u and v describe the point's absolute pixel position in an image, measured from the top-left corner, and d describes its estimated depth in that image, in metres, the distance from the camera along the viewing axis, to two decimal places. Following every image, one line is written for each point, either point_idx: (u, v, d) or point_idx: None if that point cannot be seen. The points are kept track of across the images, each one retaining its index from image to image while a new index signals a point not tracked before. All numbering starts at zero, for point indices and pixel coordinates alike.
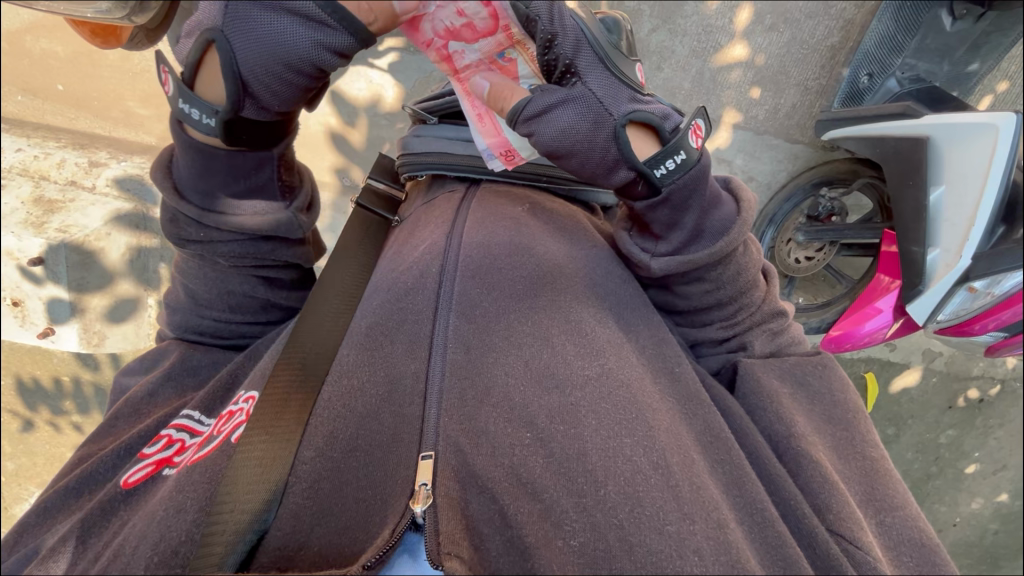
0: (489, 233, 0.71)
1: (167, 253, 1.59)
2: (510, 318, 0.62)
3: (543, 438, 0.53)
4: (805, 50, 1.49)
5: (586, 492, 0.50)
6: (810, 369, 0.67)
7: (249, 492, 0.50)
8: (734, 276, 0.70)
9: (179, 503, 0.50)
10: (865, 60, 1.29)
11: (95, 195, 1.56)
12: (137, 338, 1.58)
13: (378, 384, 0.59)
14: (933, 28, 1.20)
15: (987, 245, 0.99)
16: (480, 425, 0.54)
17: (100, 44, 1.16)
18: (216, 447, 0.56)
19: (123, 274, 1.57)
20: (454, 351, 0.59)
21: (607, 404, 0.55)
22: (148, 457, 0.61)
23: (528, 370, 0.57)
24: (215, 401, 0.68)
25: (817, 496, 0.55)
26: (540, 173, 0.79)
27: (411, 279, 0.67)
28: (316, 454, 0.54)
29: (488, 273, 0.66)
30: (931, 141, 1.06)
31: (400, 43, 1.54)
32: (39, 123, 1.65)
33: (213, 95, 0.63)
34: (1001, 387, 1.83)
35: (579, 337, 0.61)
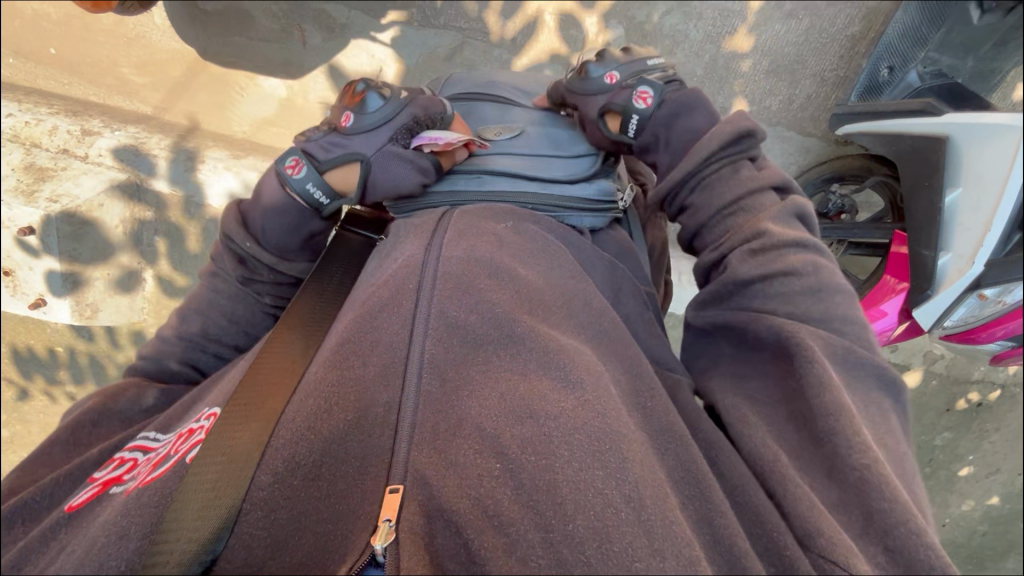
0: (466, 247, 0.58)
1: (161, 226, 1.58)
2: (487, 345, 0.50)
3: (512, 469, 0.42)
4: (826, 38, 1.43)
5: (554, 525, 0.39)
6: (813, 270, 0.59)
7: (197, 519, 0.41)
8: (733, 197, 0.72)
9: (121, 528, 0.41)
10: (886, 53, 1.24)
11: (87, 164, 1.52)
12: (130, 311, 1.63)
13: (343, 404, 0.47)
14: (961, 21, 1.14)
15: (1001, 252, 0.95)
16: (448, 455, 0.43)
17: (91, 8, 1.12)
18: (170, 466, 0.47)
19: (122, 247, 1.56)
20: (428, 378, 0.48)
21: (581, 434, 0.43)
22: (96, 479, 0.51)
23: (502, 398, 0.46)
24: (175, 419, 0.60)
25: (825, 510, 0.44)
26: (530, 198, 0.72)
27: (383, 291, 0.55)
28: (274, 479, 0.44)
29: (464, 291, 0.53)
30: (949, 141, 1.02)
31: (402, 17, 1.51)
32: (30, 87, 1.61)
33: (342, 187, 0.76)
34: (1001, 392, 1.81)
35: (555, 367, 0.48)
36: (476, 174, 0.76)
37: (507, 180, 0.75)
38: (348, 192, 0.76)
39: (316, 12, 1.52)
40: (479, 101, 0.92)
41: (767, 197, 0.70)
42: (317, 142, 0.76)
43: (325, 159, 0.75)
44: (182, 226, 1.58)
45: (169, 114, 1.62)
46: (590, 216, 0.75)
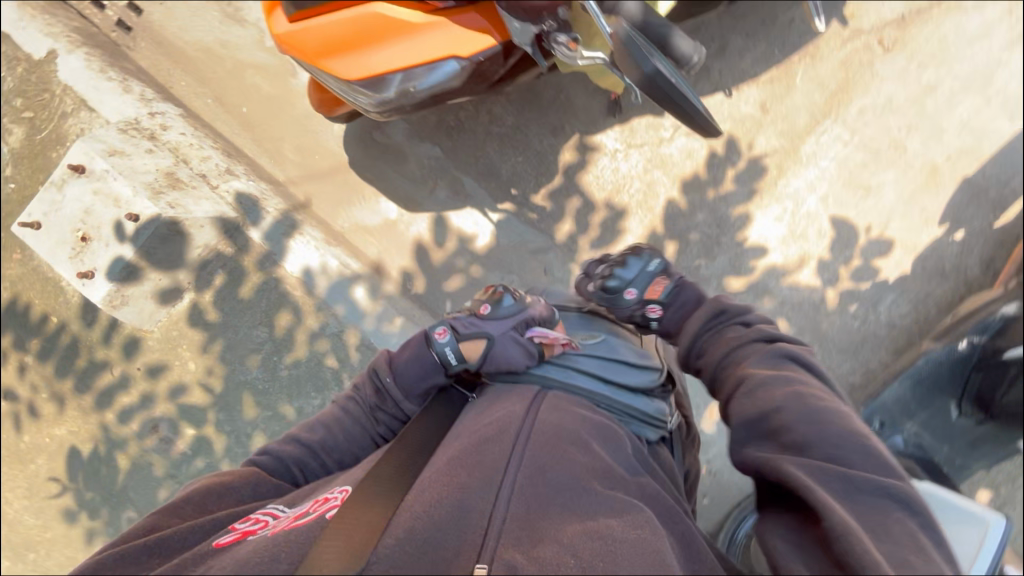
0: (559, 417, 0.83)
1: (229, 265, 1.75)
2: (568, 480, 0.70)
3: (582, 565, 0.58)
4: (828, 376, 1.71)
5: None
6: (810, 417, 0.75)
7: (336, 558, 0.56)
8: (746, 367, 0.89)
9: (273, 553, 0.59)
10: (880, 409, 1.44)
11: (212, 193, 1.76)
12: (148, 319, 1.74)
13: (453, 503, 0.66)
14: (943, 411, 1.42)
15: None
16: (536, 552, 0.60)
17: (316, 108, 1.45)
18: (312, 518, 0.66)
19: (186, 267, 1.74)
20: (519, 497, 0.68)
21: (641, 560, 0.60)
22: (236, 529, 0.69)
23: (576, 526, 0.64)
24: (297, 498, 0.79)
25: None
26: (596, 397, 0.95)
27: (490, 431, 0.78)
28: (398, 540, 0.60)
29: (557, 442, 0.76)
30: (929, 493, 1.12)
31: (513, 208, 1.84)
32: (207, 122, 1.88)
33: (468, 354, 0.99)
34: None
35: (621, 512, 0.66)
36: (564, 370, 0.99)
37: (587, 380, 0.98)
38: (474, 358, 0.99)
39: (453, 177, 1.85)
40: (569, 315, 1.21)
41: (752, 348, 0.92)
42: (461, 319, 1.02)
43: (465, 330, 1.00)
44: (247, 274, 1.76)
45: (294, 188, 1.87)
46: (648, 427, 0.96)
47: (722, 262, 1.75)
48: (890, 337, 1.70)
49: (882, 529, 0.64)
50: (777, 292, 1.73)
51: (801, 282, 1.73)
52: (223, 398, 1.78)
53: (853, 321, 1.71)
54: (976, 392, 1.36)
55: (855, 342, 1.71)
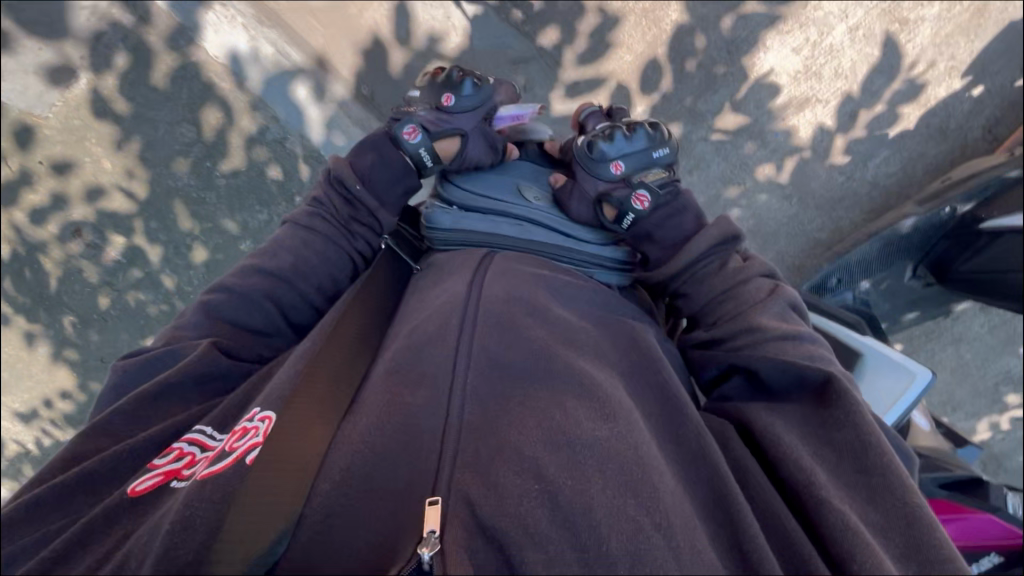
0: (507, 287, 0.77)
1: (130, 37, 1.44)
2: (524, 377, 0.66)
3: (550, 490, 0.55)
4: (797, 230, 1.69)
5: (589, 546, 0.52)
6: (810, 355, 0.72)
7: (257, 525, 0.53)
8: (736, 305, 0.84)
9: (188, 519, 0.54)
10: (840, 266, 1.46)
11: None
12: (32, 100, 1.45)
13: (395, 434, 0.61)
14: (898, 273, 1.45)
15: None
16: (491, 476, 0.56)
17: None
18: (230, 464, 0.59)
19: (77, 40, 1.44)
20: (470, 407, 0.63)
21: (610, 467, 0.57)
22: (158, 467, 0.64)
23: (540, 428, 0.60)
24: (225, 418, 0.70)
25: (848, 538, 0.54)
26: (555, 252, 0.90)
27: (431, 329, 0.72)
28: (332, 486, 0.57)
29: (510, 329, 0.71)
30: (865, 349, 1.22)
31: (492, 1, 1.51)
32: None
33: (441, 151, 1.00)
34: None
35: (591, 400, 0.63)
36: (514, 219, 0.93)
37: (540, 231, 0.92)
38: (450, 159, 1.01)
39: None
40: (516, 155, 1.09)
41: (758, 286, 0.85)
42: (427, 114, 0.99)
43: (436, 130, 0.98)
44: (153, 49, 1.45)
45: None
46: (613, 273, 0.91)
47: (722, 96, 1.57)
48: (868, 198, 1.65)
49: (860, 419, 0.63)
50: (771, 135, 1.60)
51: (800, 126, 1.60)
52: (150, 206, 1.56)
53: (837, 177, 1.64)
54: (938, 256, 1.39)
55: (833, 198, 1.66)
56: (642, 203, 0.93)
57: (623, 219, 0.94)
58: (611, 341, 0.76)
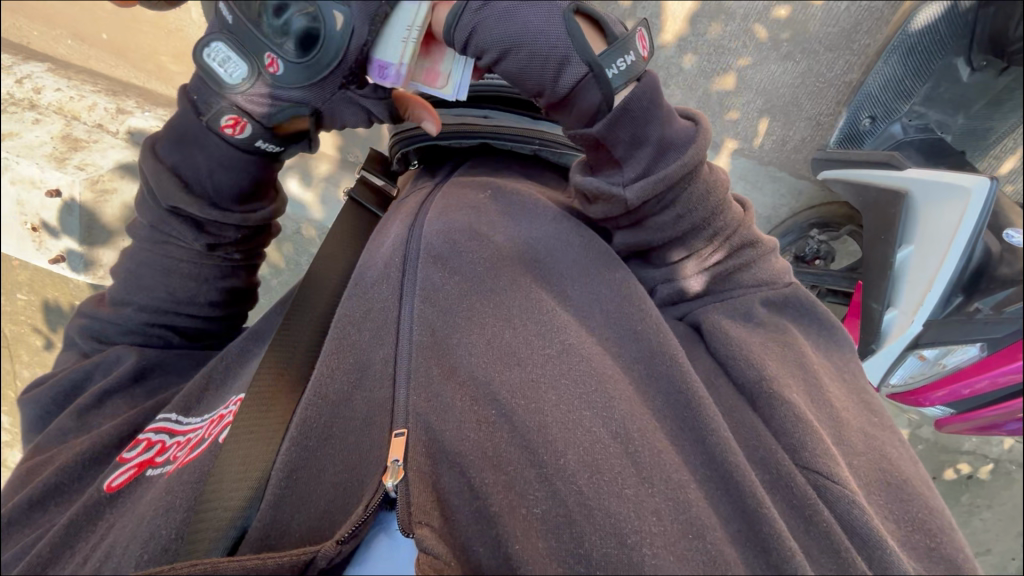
0: (448, 220, 0.71)
1: None
2: (471, 296, 0.64)
3: (506, 414, 0.55)
4: (818, 84, 1.45)
5: (546, 462, 0.52)
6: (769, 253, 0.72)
7: (234, 493, 0.52)
8: (703, 196, 0.68)
9: (169, 502, 0.54)
10: (867, 101, 1.21)
11: (117, 140, 1.69)
12: None
13: (348, 369, 0.61)
14: (948, 76, 1.15)
15: (940, 313, 0.93)
16: (444, 401, 0.57)
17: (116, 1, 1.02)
18: (206, 448, 0.58)
19: (121, 231, 1.65)
20: (419, 333, 0.61)
21: (566, 379, 0.57)
22: (129, 461, 0.64)
23: (489, 349, 0.60)
24: (190, 399, 0.69)
25: (788, 436, 0.55)
26: (530, 137, 0.82)
27: (376, 272, 0.69)
28: (291, 443, 0.56)
29: (449, 259, 0.67)
30: (908, 185, 1.00)
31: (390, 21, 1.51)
32: (83, 67, 1.79)
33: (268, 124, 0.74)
34: (993, 466, 1.76)
35: (537, 315, 0.63)
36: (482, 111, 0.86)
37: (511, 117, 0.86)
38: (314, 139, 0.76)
39: None
40: None
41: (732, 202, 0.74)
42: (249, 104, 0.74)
43: (268, 118, 0.71)
44: None
45: None
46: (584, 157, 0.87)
47: None
48: (890, 7, 1.36)
49: (787, 334, 0.65)
50: (735, 3, 1.42)
51: None
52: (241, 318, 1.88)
53: (839, 4, 1.38)
54: (989, 33, 1.08)
55: (847, 29, 1.39)
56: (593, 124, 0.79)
57: (612, 62, 0.62)
58: (549, 241, 0.70)
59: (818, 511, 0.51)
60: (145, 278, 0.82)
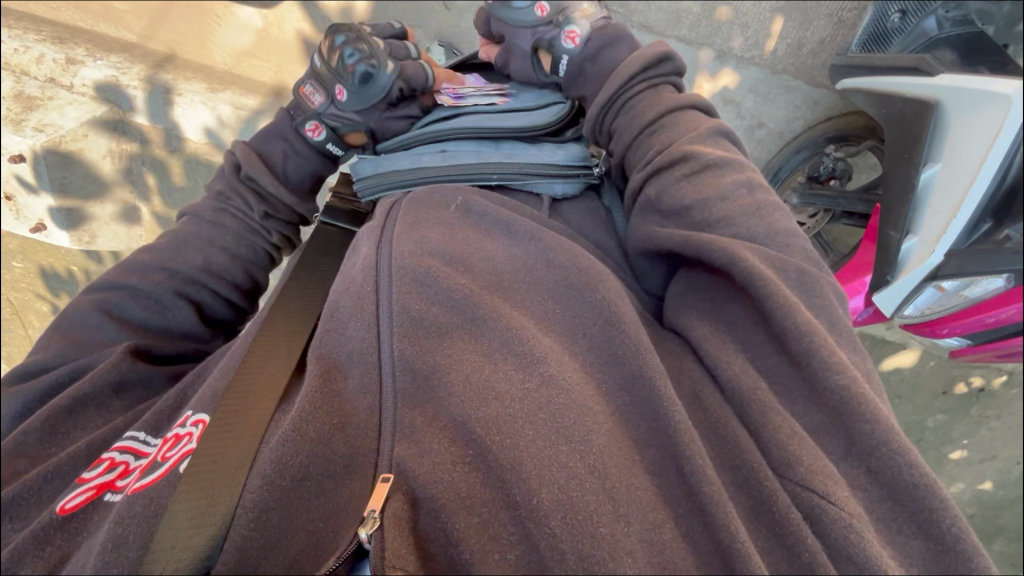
0: (418, 237, 0.73)
1: (147, 159, 1.65)
2: (451, 333, 0.64)
3: (482, 452, 0.54)
4: None
5: (521, 504, 0.50)
6: (752, 211, 0.67)
7: (189, 539, 0.48)
8: (630, 122, 0.87)
9: (121, 536, 0.48)
10: None
11: (72, 94, 1.59)
12: (128, 240, 1.60)
13: (326, 422, 0.57)
14: None
15: (965, 243, 0.84)
16: (422, 445, 0.55)
17: None
18: (162, 474, 0.54)
19: (117, 183, 1.57)
20: (401, 379, 0.60)
21: (543, 414, 0.55)
22: (86, 482, 0.57)
23: (468, 386, 0.58)
24: (161, 420, 0.65)
25: (780, 448, 0.50)
26: (488, 171, 0.84)
27: (348, 304, 0.68)
28: (263, 481, 0.51)
29: (418, 284, 0.67)
30: (937, 100, 0.89)
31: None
32: (23, 13, 1.65)
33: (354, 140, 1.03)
34: (1006, 378, 1.74)
35: (513, 348, 0.61)
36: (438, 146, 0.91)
37: (467, 150, 0.89)
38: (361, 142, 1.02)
39: None
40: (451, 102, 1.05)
41: (698, 122, 0.81)
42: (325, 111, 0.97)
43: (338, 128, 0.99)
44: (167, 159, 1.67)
45: (153, 43, 1.66)
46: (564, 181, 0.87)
47: None
48: None
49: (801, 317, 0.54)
50: None
51: None
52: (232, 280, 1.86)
53: None
54: None
55: None
56: (573, 42, 0.94)
57: None
58: (524, 262, 0.72)
59: (803, 540, 0.46)
60: (150, 267, 0.85)
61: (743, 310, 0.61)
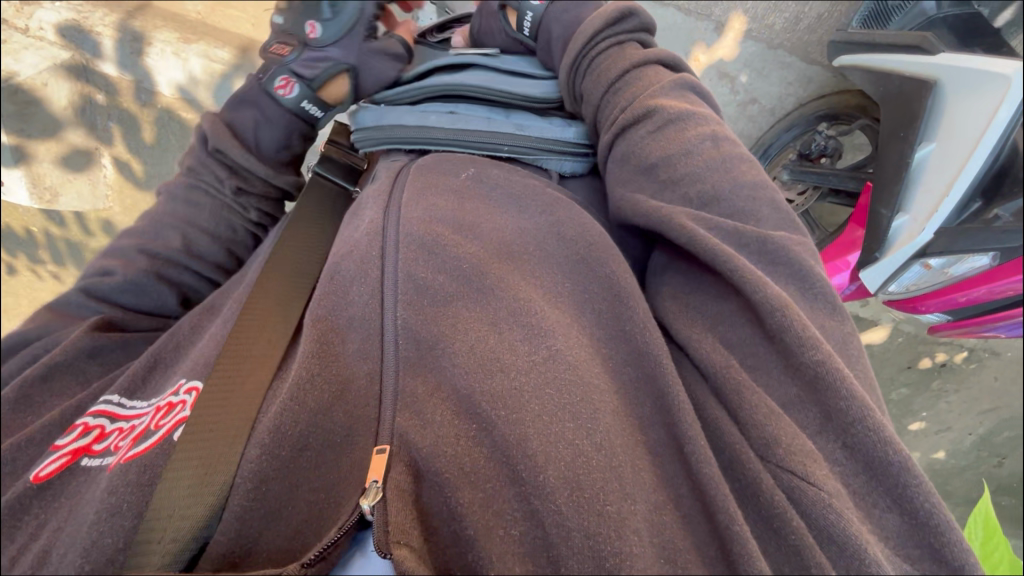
0: (428, 208, 0.71)
1: (114, 113, 1.47)
2: (457, 304, 0.62)
3: (486, 425, 0.53)
4: None
5: (526, 479, 0.50)
6: (718, 165, 0.67)
7: (187, 507, 0.47)
8: (593, 80, 0.84)
9: (114, 505, 0.48)
10: None
11: (29, 36, 1.40)
12: (93, 199, 1.38)
13: (328, 381, 0.57)
14: None
15: (956, 220, 0.87)
16: (423, 414, 0.55)
17: None
18: (156, 442, 0.53)
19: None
20: (405, 349, 0.59)
21: (551, 389, 0.55)
22: (62, 448, 0.57)
23: (472, 356, 0.57)
24: (135, 382, 0.65)
25: (760, 431, 0.49)
26: (501, 142, 0.81)
27: (352, 267, 0.66)
28: (262, 453, 0.51)
29: (429, 254, 0.66)
30: (932, 77, 0.89)
31: None
32: None
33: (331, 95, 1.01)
34: (966, 354, 1.84)
35: (523, 319, 0.60)
36: (448, 105, 0.89)
37: (478, 117, 0.85)
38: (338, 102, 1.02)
39: None
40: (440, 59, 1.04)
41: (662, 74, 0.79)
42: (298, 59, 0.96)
43: (314, 78, 0.97)
44: (136, 112, 1.53)
45: None
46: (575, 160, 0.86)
47: None
48: None
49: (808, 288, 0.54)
50: None
51: None
52: None
53: None
54: None
55: None
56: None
57: None
58: (532, 237, 0.70)
59: (789, 522, 0.45)
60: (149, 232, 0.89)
61: (719, 291, 0.60)
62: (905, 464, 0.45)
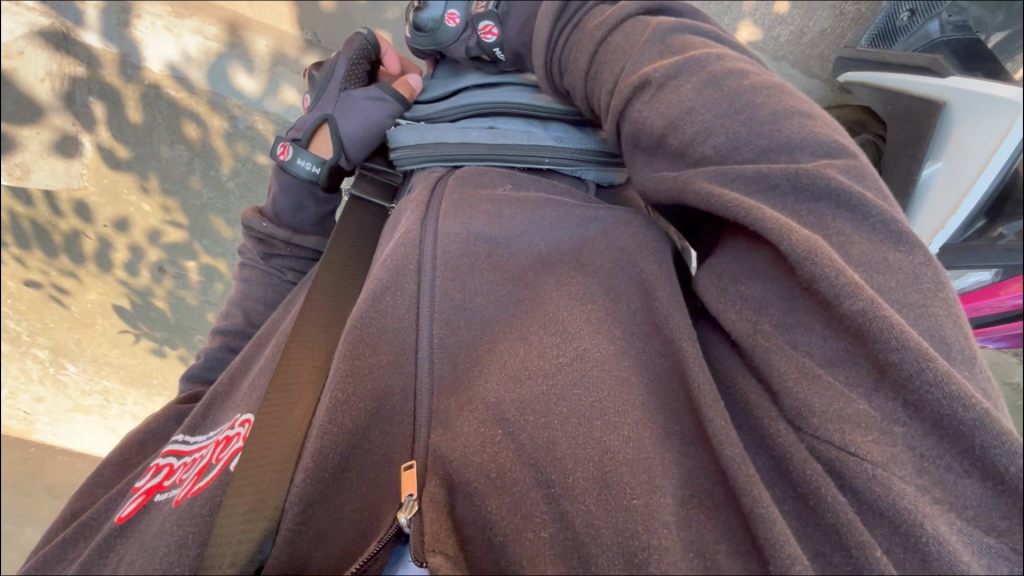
0: (463, 222, 0.68)
1: (95, 85, 1.51)
2: (493, 329, 0.61)
3: (514, 432, 0.52)
4: None
5: (554, 482, 0.49)
6: (728, 109, 0.55)
7: (243, 533, 0.47)
8: (578, 62, 0.77)
9: (181, 536, 0.47)
10: None
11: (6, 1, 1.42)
12: (66, 176, 1.62)
13: (366, 395, 0.55)
14: None
15: (961, 238, 0.93)
16: (455, 428, 0.55)
17: None
18: (214, 477, 0.53)
19: (52, 106, 1.52)
20: (441, 367, 0.59)
21: (581, 388, 0.52)
22: (139, 489, 0.59)
23: (504, 371, 0.57)
24: (198, 420, 0.66)
25: (791, 399, 0.43)
26: (540, 156, 0.79)
27: (385, 277, 0.62)
28: (308, 476, 0.50)
29: (466, 274, 0.64)
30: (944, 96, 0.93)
31: None
32: None
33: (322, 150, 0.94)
34: None
35: (552, 325, 0.58)
36: (485, 122, 0.85)
37: (516, 126, 0.83)
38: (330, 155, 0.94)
39: None
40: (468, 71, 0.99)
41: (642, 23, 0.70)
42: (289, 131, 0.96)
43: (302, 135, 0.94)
44: (118, 86, 1.52)
45: None
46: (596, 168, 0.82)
47: None
48: None
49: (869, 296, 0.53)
50: None
51: None
52: (195, 227, 1.73)
53: None
54: None
55: None
56: (491, 33, 0.91)
57: None
58: (567, 246, 0.66)
59: (826, 499, 0.40)
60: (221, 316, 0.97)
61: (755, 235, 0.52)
62: (985, 420, 0.36)
